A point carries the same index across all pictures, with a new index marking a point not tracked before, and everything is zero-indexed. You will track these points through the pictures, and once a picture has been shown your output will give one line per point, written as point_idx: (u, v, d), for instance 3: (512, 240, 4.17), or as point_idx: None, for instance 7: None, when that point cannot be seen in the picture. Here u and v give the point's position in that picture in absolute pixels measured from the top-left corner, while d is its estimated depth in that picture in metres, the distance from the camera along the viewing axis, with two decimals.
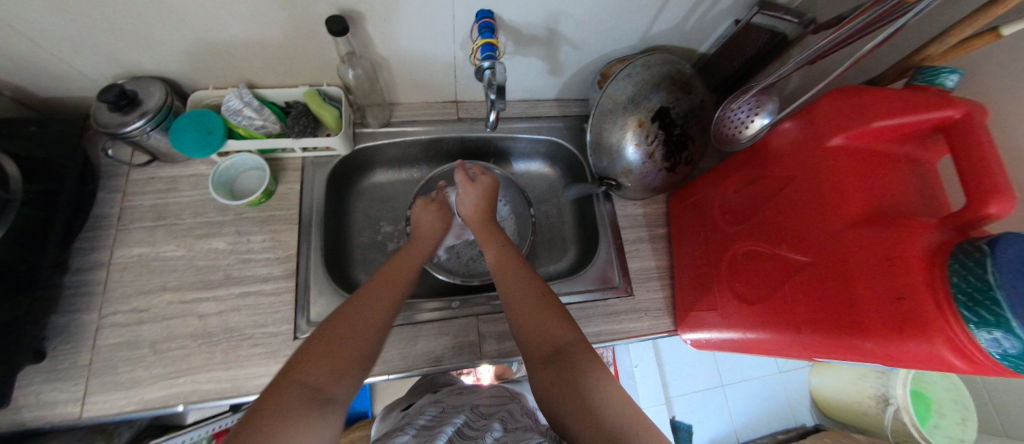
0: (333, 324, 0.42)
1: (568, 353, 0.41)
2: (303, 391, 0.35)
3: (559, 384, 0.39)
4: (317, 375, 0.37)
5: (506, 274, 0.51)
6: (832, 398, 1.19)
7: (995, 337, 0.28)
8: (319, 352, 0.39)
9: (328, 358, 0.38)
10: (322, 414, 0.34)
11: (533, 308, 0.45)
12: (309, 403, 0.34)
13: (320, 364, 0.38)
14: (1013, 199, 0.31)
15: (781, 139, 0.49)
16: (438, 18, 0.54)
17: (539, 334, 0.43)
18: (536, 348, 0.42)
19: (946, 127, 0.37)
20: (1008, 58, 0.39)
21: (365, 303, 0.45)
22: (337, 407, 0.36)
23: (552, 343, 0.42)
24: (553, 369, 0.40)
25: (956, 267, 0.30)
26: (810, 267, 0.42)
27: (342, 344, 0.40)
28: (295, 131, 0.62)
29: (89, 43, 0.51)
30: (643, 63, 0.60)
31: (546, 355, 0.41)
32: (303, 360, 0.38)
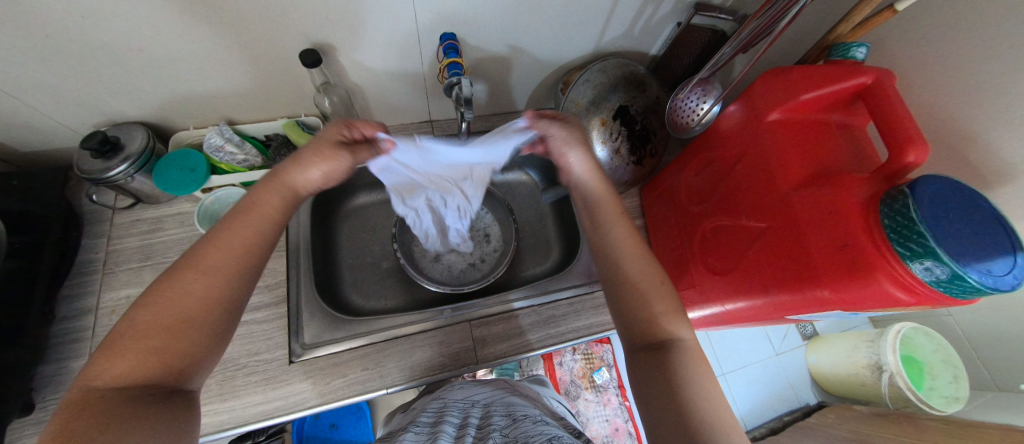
0: (156, 295, 0.33)
1: (675, 343, 0.39)
2: (137, 391, 0.29)
3: (660, 371, 0.38)
4: (149, 370, 0.30)
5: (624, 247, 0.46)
6: (830, 374, 1.21)
7: (928, 266, 0.32)
8: (134, 334, 0.31)
9: (149, 349, 0.31)
10: (163, 407, 0.30)
11: (649, 293, 0.42)
12: (139, 405, 0.29)
13: (139, 359, 0.30)
14: (926, 147, 0.36)
15: (727, 121, 0.53)
16: (404, 44, 0.58)
17: (645, 321, 0.41)
18: (640, 334, 0.41)
19: (862, 93, 0.42)
20: None
21: (214, 260, 0.36)
22: (186, 398, 0.32)
23: (665, 331, 0.40)
24: (656, 355, 0.39)
25: (886, 211, 0.34)
26: (768, 230, 0.45)
27: (173, 318, 0.32)
28: (277, 162, 0.64)
29: (70, 94, 0.53)
30: (599, 68, 0.65)
31: (648, 343, 0.40)
32: (117, 348, 0.30)
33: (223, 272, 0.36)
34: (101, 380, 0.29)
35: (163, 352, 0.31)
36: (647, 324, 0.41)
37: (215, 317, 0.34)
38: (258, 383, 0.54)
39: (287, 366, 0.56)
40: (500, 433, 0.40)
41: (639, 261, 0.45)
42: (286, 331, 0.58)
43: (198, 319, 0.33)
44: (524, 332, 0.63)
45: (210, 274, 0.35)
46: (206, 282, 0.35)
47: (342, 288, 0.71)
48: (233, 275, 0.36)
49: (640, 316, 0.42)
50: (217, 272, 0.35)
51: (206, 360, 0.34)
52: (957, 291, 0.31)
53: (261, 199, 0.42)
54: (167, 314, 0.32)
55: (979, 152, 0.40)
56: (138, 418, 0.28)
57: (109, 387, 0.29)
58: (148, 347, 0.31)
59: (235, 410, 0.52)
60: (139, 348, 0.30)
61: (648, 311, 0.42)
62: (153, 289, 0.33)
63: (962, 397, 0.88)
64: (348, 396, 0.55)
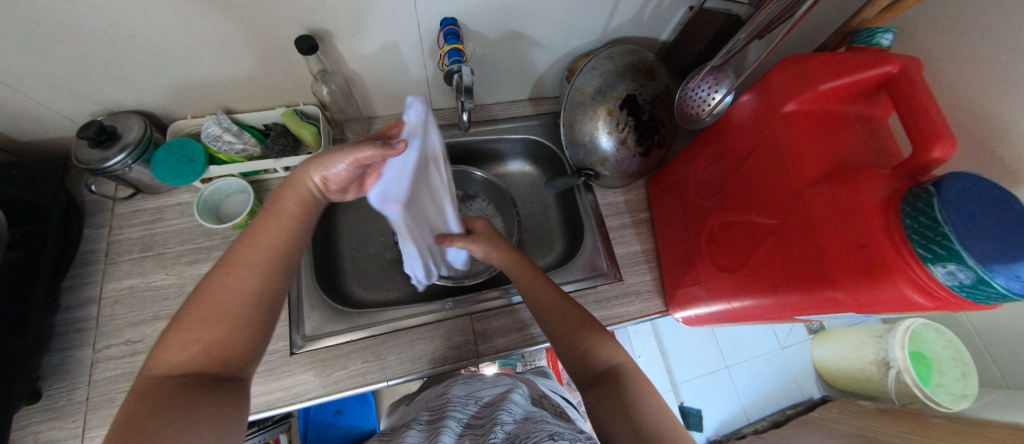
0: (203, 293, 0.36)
1: (615, 375, 0.43)
2: (190, 380, 0.33)
3: (612, 406, 0.40)
4: (202, 361, 0.34)
5: (542, 305, 0.52)
6: (835, 368, 1.20)
7: (950, 270, 0.30)
8: (185, 328, 0.34)
9: (199, 342, 0.34)
10: (215, 393, 0.33)
11: (575, 334, 0.48)
12: (197, 392, 0.32)
13: (191, 351, 0.34)
14: (953, 142, 0.34)
15: (739, 112, 0.51)
16: (403, 29, 0.56)
17: (584, 353, 0.46)
18: (582, 373, 0.45)
19: (886, 84, 0.40)
20: None
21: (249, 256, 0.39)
22: (234, 384, 0.35)
23: (602, 364, 0.45)
24: (600, 390, 0.42)
25: (908, 210, 0.33)
26: (780, 228, 0.43)
27: (217, 312, 0.36)
28: (275, 151, 0.63)
29: (65, 83, 0.52)
30: (607, 55, 0.62)
31: (592, 376, 0.44)
32: (176, 344, 0.34)
33: (255, 265, 0.39)
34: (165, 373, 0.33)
35: (211, 344, 0.35)
36: (585, 355, 0.46)
37: (254, 308, 0.37)
38: (260, 373, 0.54)
39: (288, 357, 0.56)
40: (504, 431, 0.39)
41: (562, 306, 0.51)
42: (287, 323, 0.58)
43: (237, 316, 0.36)
44: (526, 326, 0.62)
45: (245, 269, 0.38)
46: (241, 277, 0.37)
47: (344, 279, 0.70)
48: (265, 268, 0.39)
49: (573, 350, 0.47)
50: (250, 267, 0.38)
51: (251, 351, 0.37)
52: (980, 296, 0.30)
53: (280, 200, 0.44)
54: (210, 311, 0.36)
55: (1010, 146, 0.38)
56: (189, 401, 0.31)
57: (166, 375, 0.33)
58: (200, 340, 0.34)
59: None
60: (192, 343, 0.34)
61: (577, 344, 0.47)
62: (200, 288, 0.37)
63: (970, 395, 0.85)
64: (349, 388, 0.55)
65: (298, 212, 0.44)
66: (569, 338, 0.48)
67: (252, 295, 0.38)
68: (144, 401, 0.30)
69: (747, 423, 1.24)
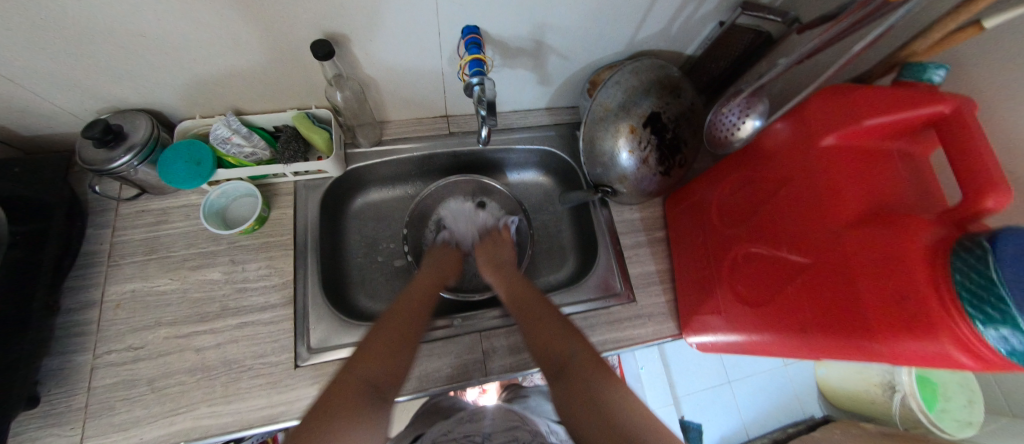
0: (380, 335, 0.47)
1: (572, 365, 0.43)
2: (365, 388, 0.42)
3: (575, 395, 0.40)
4: (373, 381, 0.43)
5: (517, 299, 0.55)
6: (839, 388, 1.18)
7: (1003, 335, 0.28)
8: (367, 357, 0.44)
9: (376, 364, 0.44)
10: (374, 408, 0.40)
11: (535, 323, 0.49)
12: (363, 404, 0.40)
13: (365, 372, 0.43)
14: (1010, 191, 0.31)
15: (774, 139, 0.49)
16: (423, 36, 0.54)
17: (548, 346, 0.46)
18: (544, 362, 0.45)
19: (935, 122, 0.37)
20: (990, 53, 0.39)
21: (407, 313, 0.51)
22: (382, 405, 0.41)
23: (563, 354, 0.45)
24: (565, 381, 0.42)
25: (958, 264, 0.30)
26: (812, 267, 0.42)
27: (387, 353, 0.45)
28: (285, 157, 0.61)
29: (70, 79, 0.50)
30: (632, 69, 0.60)
31: (553, 369, 0.44)
32: (354, 363, 0.44)
33: (409, 321, 0.50)
34: (349, 378, 0.42)
35: (379, 371, 0.44)
36: (547, 347, 0.46)
37: (405, 351, 0.47)
38: (263, 387, 0.53)
39: (292, 370, 0.54)
40: None
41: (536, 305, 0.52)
42: (292, 334, 0.56)
43: (390, 355, 0.45)
44: None
45: (399, 326, 0.48)
46: (404, 330, 0.48)
47: (350, 287, 0.69)
48: (410, 325, 0.49)
49: (541, 341, 0.47)
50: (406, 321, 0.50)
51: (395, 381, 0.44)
52: None
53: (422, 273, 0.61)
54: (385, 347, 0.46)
55: None
56: (365, 410, 0.39)
57: (352, 376, 0.42)
58: (371, 363, 0.44)
59: (239, 413, 0.51)
60: (368, 364, 0.44)
61: (540, 339, 0.47)
62: (378, 330, 0.47)
63: (974, 423, 0.80)
64: None
65: (430, 283, 0.59)
66: (536, 332, 0.48)
67: (405, 341, 0.47)
68: (326, 400, 0.39)
69: (747, 439, 1.24)
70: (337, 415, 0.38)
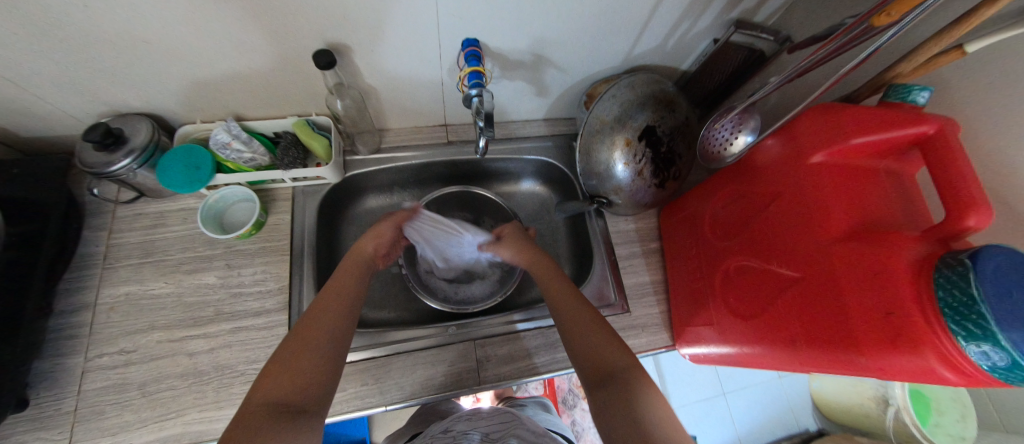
0: (299, 333, 0.42)
1: (624, 373, 0.41)
2: (283, 402, 0.36)
3: (615, 403, 0.39)
4: (295, 391, 0.38)
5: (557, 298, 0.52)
6: (834, 402, 1.18)
7: (984, 350, 0.29)
8: (280, 365, 0.39)
9: (288, 377, 0.38)
10: (297, 421, 0.35)
11: (579, 328, 0.47)
12: (281, 419, 0.35)
13: (283, 380, 0.38)
14: (989, 210, 0.32)
15: (764, 155, 0.50)
16: (424, 47, 0.55)
17: (593, 356, 0.44)
18: (592, 371, 0.43)
19: (920, 142, 0.38)
20: (972, 77, 0.41)
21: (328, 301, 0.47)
22: (312, 414, 0.37)
23: (612, 364, 0.43)
24: (609, 389, 0.40)
25: (941, 281, 0.31)
26: (802, 281, 0.42)
27: (309, 351, 0.41)
28: (284, 163, 0.62)
29: (73, 83, 0.51)
30: (628, 83, 0.61)
31: (600, 377, 0.42)
32: (263, 381, 0.38)
33: (338, 312, 0.46)
34: (256, 402, 0.36)
35: (301, 375, 0.39)
36: (591, 357, 0.44)
37: (335, 346, 0.43)
38: None
39: None
40: None
41: (573, 310, 0.49)
42: None
43: (313, 358, 0.40)
44: (530, 355, 0.61)
45: (321, 315, 0.45)
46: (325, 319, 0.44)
47: None
48: (341, 315, 0.45)
49: (587, 353, 0.45)
50: (337, 312, 0.46)
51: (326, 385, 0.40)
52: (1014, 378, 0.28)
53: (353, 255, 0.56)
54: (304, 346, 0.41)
55: None
56: (283, 422, 0.34)
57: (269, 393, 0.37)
58: (287, 375, 0.38)
59: (230, 419, 0.51)
60: (281, 377, 0.38)
61: (589, 347, 0.45)
62: (296, 330, 0.42)
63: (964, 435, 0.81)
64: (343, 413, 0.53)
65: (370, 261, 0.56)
66: (580, 341, 0.46)
67: (335, 336, 0.43)
68: (238, 424, 0.34)
69: None
70: (245, 438, 0.32)
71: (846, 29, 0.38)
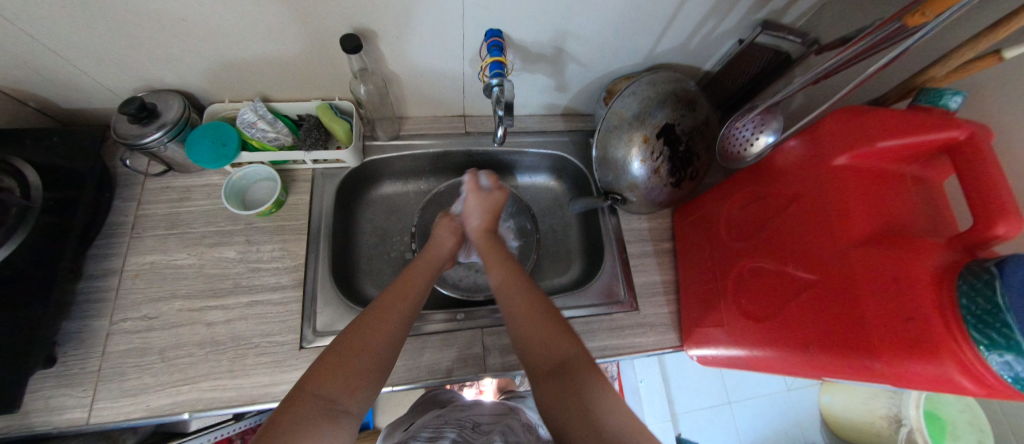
0: (353, 335, 0.43)
1: (572, 365, 0.42)
2: (323, 401, 0.37)
3: (568, 398, 0.39)
4: (339, 390, 0.38)
5: (507, 286, 0.52)
6: (842, 418, 1.16)
7: (1007, 360, 0.28)
8: (332, 364, 0.40)
9: (344, 378, 0.39)
10: (334, 425, 0.35)
11: (522, 317, 0.47)
12: (327, 418, 0.36)
13: (331, 378, 0.38)
14: (1021, 219, 0.31)
15: (785, 157, 0.49)
16: (448, 36, 0.56)
17: (541, 348, 0.44)
18: (540, 361, 0.44)
19: (950, 148, 0.37)
20: (1010, 83, 0.39)
21: (391, 305, 0.47)
22: (348, 419, 0.37)
23: (558, 356, 0.43)
24: (558, 380, 0.41)
25: (964, 288, 0.31)
26: (818, 285, 0.42)
27: (361, 353, 0.41)
28: (307, 144, 0.64)
29: (112, 57, 0.53)
30: (649, 80, 0.61)
31: (549, 368, 0.43)
32: (318, 374, 0.39)
33: (398, 315, 0.47)
34: (311, 395, 0.37)
35: (351, 377, 0.39)
36: (538, 348, 0.44)
37: (387, 349, 0.43)
38: (267, 364, 0.54)
39: (297, 351, 0.55)
40: None
41: (526, 299, 0.49)
42: (299, 316, 0.58)
43: (367, 362, 0.41)
44: None
45: (386, 318, 0.46)
46: (386, 323, 0.45)
47: (357, 276, 0.70)
48: (399, 319, 0.46)
49: (534, 344, 0.45)
50: (394, 315, 0.46)
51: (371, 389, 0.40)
52: None
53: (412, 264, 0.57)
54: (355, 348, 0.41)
55: None
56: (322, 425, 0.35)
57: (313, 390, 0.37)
58: (340, 374, 0.39)
59: (244, 389, 0.52)
60: (334, 374, 0.39)
61: (534, 339, 0.45)
62: (352, 330, 0.43)
63: None
64: None
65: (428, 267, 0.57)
66: (527, 331, 0.46)
67: (390, 341, 0.44)
68: (290, 415, 0.35)
69: None
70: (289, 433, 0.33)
71: (879, 27, 0.38)
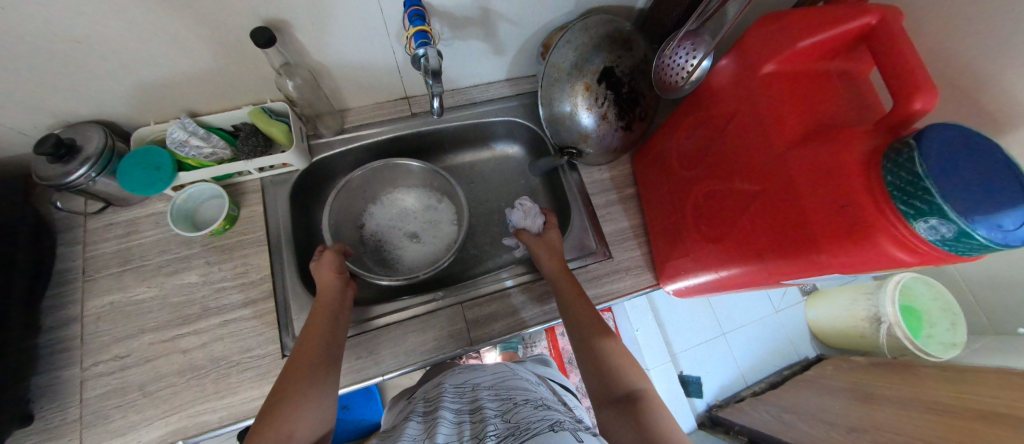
0: (286, 375, 0.44)
1: (639, 394, 0.43)
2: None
3: (628, 422, 0.40)
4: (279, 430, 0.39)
5: (573, 318, 0.53)
6: (828, 327, 1.23)
7: (932, 225, 0.29)
8: (272, 408, 0.40)
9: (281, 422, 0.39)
10: None
11: (602, 348, 0.48)
12: None
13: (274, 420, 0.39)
14: (935, 91, 0.32)
15: (719, 78, 0.50)
16: (365, 14, 0.53)
17: (610, 377, 0.45)
18: (604, 390, 0.45)
19: (867, 34, 0.38)
20: None
21: (314, 333, 0.49)
22: None
23: (626, 385, 0.44)
24: (624, 405, 0.42)
25: (889, 166, 0.32)
26: (762, 194, 0.43)
27: (290, 386, 0.42)
28: (245, 152, 0.61)
29: (11, 96, 0.49)
30: (581, 27, 0.60)
31: (615, 395, 0.43)
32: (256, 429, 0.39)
33: (318, 341, 0.48)
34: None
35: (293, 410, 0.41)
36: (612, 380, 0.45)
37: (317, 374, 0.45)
38: (253, 378, 0.54)
39: (280, 360, 0.55)
40: (496, 417, 0.41)
41: (591, 323, 0.51)
42: (276, 326, 0.57)
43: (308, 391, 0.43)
44: (519, 310, 0.62)
45: (307, 347, 0.47)
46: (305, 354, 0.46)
47: None
48: (320, 344, 0.48)
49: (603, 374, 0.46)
50: (314, 342, 0.48)
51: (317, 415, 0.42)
52: (962, 249, 0.29)
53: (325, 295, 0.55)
54: (285, 389, 0.42)
55: None
56: None
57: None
58: (288, 411, 0.40)
59: (233, 406, 0.52)
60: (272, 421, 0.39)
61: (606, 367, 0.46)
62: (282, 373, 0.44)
63: (959, 343, 0.89)
64: (345, 385, 0.55)
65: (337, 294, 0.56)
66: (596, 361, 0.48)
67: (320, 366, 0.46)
68: None
69: (745, 387, 1.27)
70: None
71: None
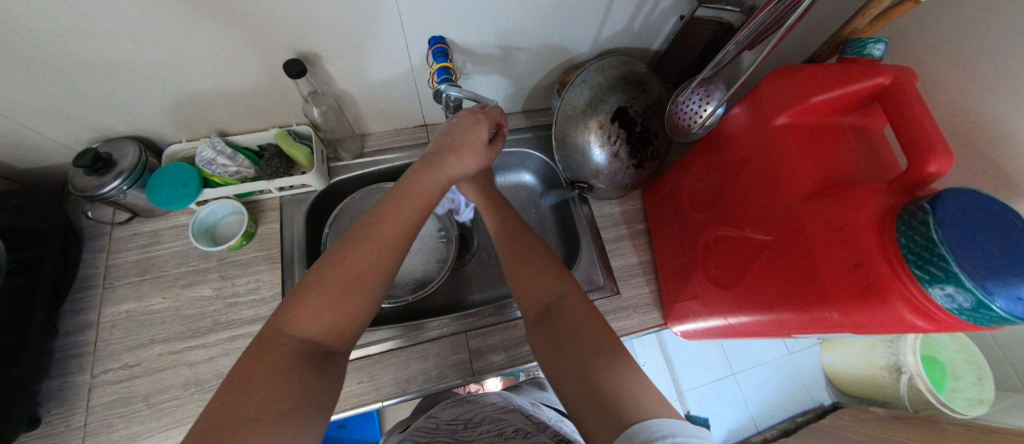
0: (339, 260, 0.39)
1: (558, 303, 0.44)
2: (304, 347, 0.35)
3: (551, 339, 0.41)
4: (319, 329, 0.36)
5: (498, 234, 0.54)
6: (845, 373, 1.17)
7: (949, 292, 0.29)
8: (320, 295, 0.37)
9: (323, 315, 0.36)
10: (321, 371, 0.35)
11: (521, 260, 0.49)
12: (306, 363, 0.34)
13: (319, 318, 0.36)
14: (950, 155, 0.32)
15: (732, 125, 0.50)
16: (391, 48, 0.56)
17: (533, 291, 0.47)
18: (529, 304, 0.46)
19: (880, 94, 0.39)
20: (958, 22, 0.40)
21: (382, 225, 0.42)
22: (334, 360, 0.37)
23: (547, 295, 0.45)
24: (547, 320, 0.43)
25: (903, 228, 0.31)
26: (773, 244, 0.43)
27: (344, 281, 0.38)
28: (268, 173, 0.63)
29: (59, 112, 0.53)
30: (597, 68, 0.62)
31: (537, 310, 0.45)
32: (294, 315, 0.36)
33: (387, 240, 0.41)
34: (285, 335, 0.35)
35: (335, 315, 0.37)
36: (534, 290, 0.47)
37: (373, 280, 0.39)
38: None
39: None
40: None
41: (511, 237, 0.53)
42: None
43: (372, 282, 0.39)
44: (523, 342, 0.61)
45: (372, 241, 0.41)
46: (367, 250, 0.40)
47: None
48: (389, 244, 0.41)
49: (525, 287, 0.47)
50: (383, 242, 0.41)
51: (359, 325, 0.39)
52: (980, 319, 0.28)
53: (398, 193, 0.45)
54: (343, 282, 0.38)
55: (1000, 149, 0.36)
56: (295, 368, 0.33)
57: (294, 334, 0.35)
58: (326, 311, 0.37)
59: None
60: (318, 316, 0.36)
61: (528, 280, 0.47)
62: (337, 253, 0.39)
63: (986, 401, 0.84)
64: (344, 410, 0.55)
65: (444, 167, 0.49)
66: (519, 275, 0.49)
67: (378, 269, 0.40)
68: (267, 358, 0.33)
69: (756, 432, 1.21)
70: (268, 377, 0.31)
71: None
